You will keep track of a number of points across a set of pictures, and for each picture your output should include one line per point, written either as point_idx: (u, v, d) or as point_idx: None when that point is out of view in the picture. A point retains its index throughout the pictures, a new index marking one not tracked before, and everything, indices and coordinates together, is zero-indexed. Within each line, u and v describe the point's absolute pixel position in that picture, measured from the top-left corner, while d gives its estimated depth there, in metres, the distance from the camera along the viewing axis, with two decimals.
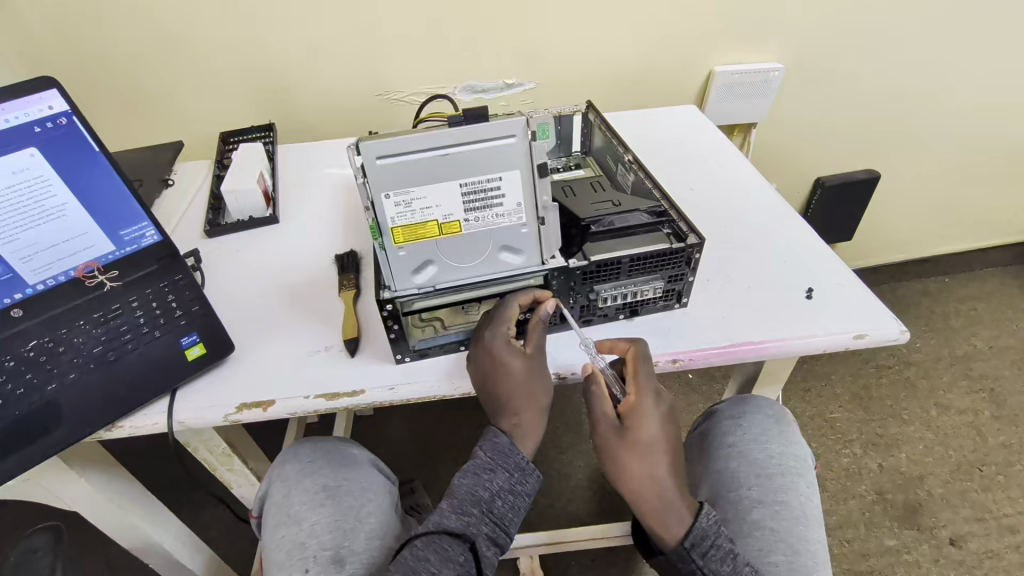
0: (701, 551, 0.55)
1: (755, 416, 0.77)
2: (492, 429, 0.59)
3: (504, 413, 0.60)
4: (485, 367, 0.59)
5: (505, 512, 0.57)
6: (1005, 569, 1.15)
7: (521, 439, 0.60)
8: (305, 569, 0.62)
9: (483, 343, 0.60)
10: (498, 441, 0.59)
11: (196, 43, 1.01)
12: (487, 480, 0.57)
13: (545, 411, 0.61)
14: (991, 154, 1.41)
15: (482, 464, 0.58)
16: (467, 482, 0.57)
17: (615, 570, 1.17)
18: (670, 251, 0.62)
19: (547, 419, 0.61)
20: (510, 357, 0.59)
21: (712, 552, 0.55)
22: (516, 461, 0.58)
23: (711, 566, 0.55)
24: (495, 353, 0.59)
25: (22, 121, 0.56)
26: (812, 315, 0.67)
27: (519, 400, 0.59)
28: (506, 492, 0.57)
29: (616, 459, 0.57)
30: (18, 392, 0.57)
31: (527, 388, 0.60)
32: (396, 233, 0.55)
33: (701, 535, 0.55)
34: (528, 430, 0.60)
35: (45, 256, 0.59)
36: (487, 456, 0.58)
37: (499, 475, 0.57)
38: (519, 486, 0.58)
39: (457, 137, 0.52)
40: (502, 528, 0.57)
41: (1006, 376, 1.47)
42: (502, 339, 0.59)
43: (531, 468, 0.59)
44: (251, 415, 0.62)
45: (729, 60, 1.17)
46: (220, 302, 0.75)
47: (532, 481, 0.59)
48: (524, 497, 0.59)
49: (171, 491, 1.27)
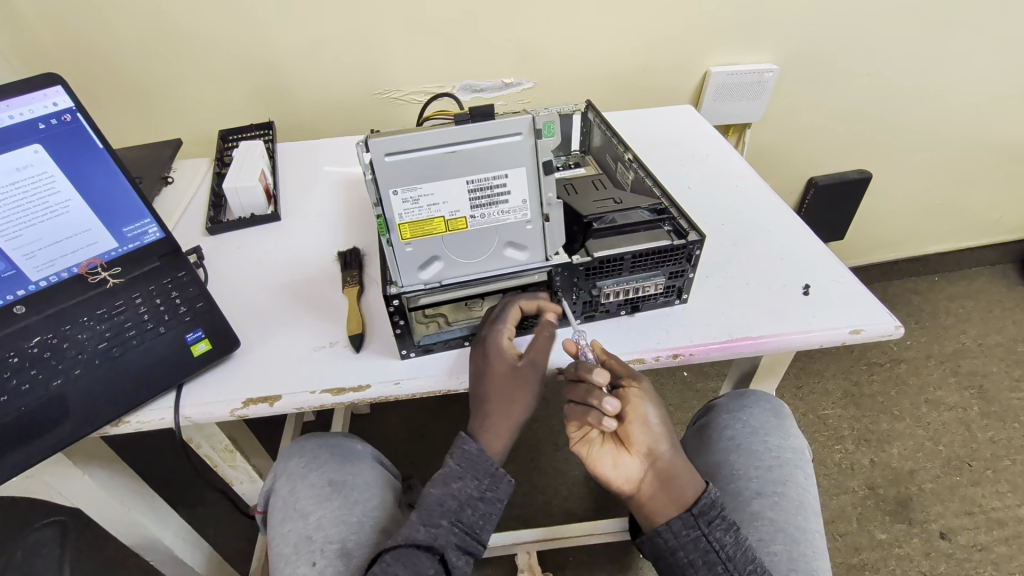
0: (708, 518, 0.57)
1: (754, 409, 0.78)
2: (461, 433, 0.59)
3: (478, 406, 0.60)
4: (476, 357, 0.61)
5: (476, 520, 0.57)
6: (993, 561, 1.18)
7: (486, 440, 0.59)
8: (312, 562, 0.62)
9: (478, 336, 0.62)
10: (468, 449, 0.58)
11: (197, 39, 1.01)
12: (456, 489, 0.57)
13: (519, 417, 0.60)
14: (981, 153, 1.43)
15: (451, 472, 0.58)
16: (437, 493, 0.57)
17: (613, 566, 1.18)
18: (671, 247, 0.63)
19: (521, 425, 0.61)
20: (496, 351, 0.60)
21: (717, 521, 0.57)
22: (486, 468, 0.58)
23: (716, 534, 0.57)
24: (486, 346, 0.60)
25: (27, 117, 0.57)
26: (808, 312, 0.68)
27: (495, 397, 0.59)
28: (476, 500, 0.57)
29: (656, 404, 0.60)
30: (24, 387, 0.57)
31: (506, 390, 0.60)
32: (403, 229, 0.56)
33: (709, 505, 0.57)
34: (495, 432, 0.59)
35: (49, 252, 0.60)
36: (456, 463, 0.58)
37: (468, 483, 0.57)
38: (490, 492, 0.58)
39: (463, 134, 0.52)
40: (473, 536, 0.57)
41: (994, 372, 1.50)
42: (494, 332, 0.61)
43: (502, 474, 0.58)
44: (258, 410, 0.62)
45: (725, 61, 1.18)
46: (223, 297, 0.75)
47: (504, 486, 0.58)
48: (496, 503, 0.58)
49: (169, 488, 1.27)
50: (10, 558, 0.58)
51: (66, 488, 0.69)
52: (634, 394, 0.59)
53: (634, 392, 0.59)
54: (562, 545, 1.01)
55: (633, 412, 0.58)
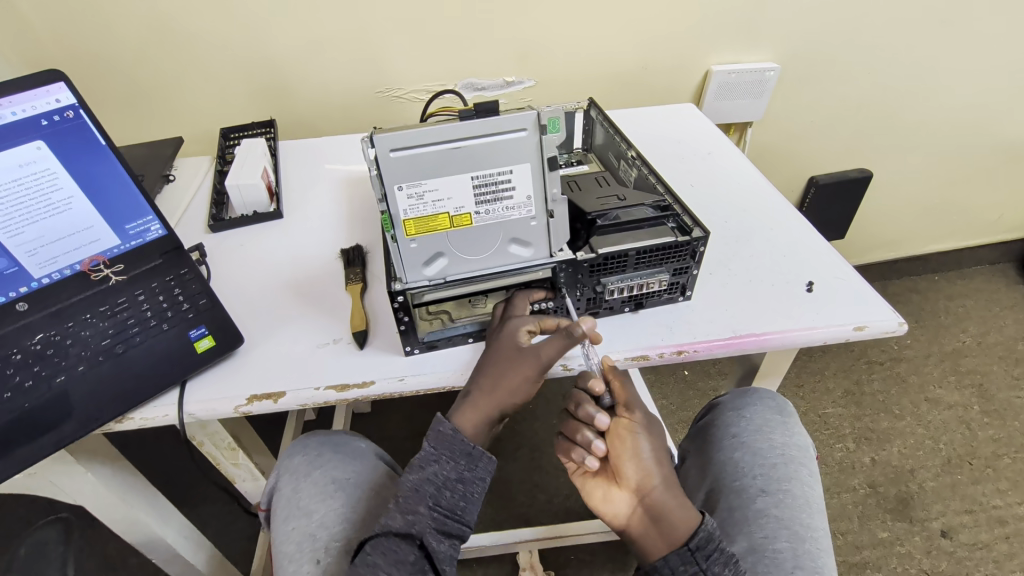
0: (706, 554, 0.55)
1: (758, 407, 0.78)
2: (438, 416, 0.59)
3: (470, 382, 0.60)
4: (491, 338, 0.62)
5: (456, 502, 0.56)
6: (995, 559, 1.18)
7: (459, 415, 0.59)
8: (315, 560, 0.62)
9: (496, 321, 0.63)
10: (442, 430, 0.58)
11: (197, 38, 1.01)
12: (432, 473, 0.56)
13: (503, 403, 0.59)
14: (981, 151, 1.43)
15: (427, 456, 0.57)
16: (413, 478, 0.56)
17: (614, 564, 1.18)
18: (675, 244, 0.63)
19: (500, 411, 0.59)
20: (507, 335, 0.60)
21: (716, 556, 0.55)
22: (462, 448, 0.57)
23: (714, 569, 0.54)
24: (502, 328, 0.61)
25: (30, 113, 0.57)
26: (811, 308, 0.68)
27: (483, 376, 0.59)
28: (454, 482, 0.57)
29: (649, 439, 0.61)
30: (26, 384, 0.57)
31: (498, 373, 0.59)
32: (408, 225, 0.56)
33: (707, 538, 0.55)
34: (470, 409, 0.59)
35: (51, 249, 0.60)
36: (432, 446, 0.58)
37: (444, 466, 0.57)
38: (467, 473, 0.57)
39: (468, 130, 0.53)
40: (454, 518, 0.56)
41: (994, 371, 1.50)
42: (513, 319, 0.62)
43: (480, 453, 0.58)
44: (261, 406, 0.62)
45: (726, 60, 1.18)
46: (227, 294, 0.75)
47: (484, 466, 0.58)
48: (476, 484, 0.58)
49: (171, 486, 1.26)
50: (14, 555, 0.58)
51: (69, 486, 0.69)
52: (625, 426, 0.61)
53: (624, 425, 0.61)
54: (562, 543, 1.01)
55: (624, 443, 0.60)
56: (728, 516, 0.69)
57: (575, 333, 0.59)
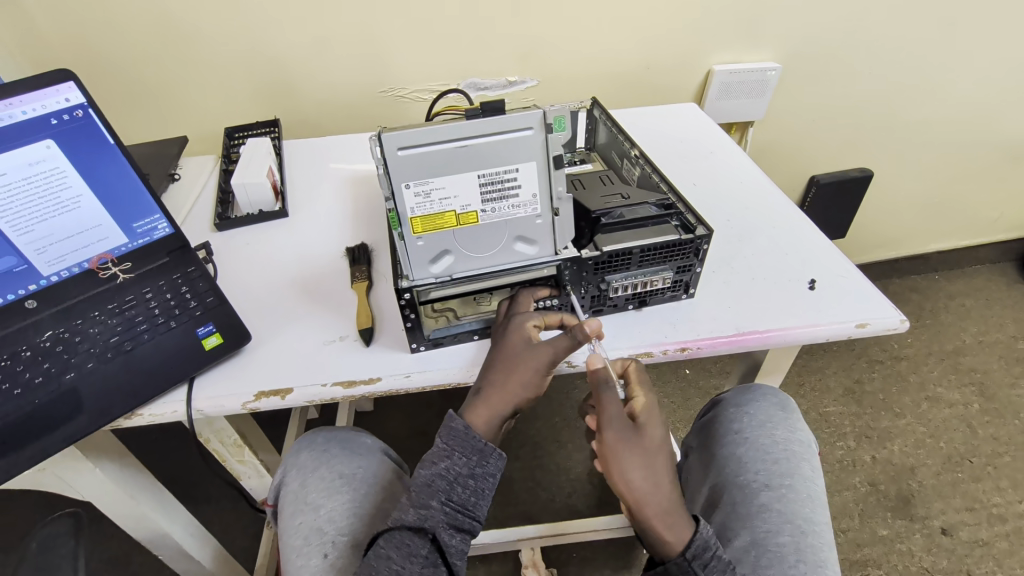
0: (702, 562, 0.55)
1: (761, 403, 0.79)
2: (450, 412, 0.59)
3: (479, 381, 0.61)
4: (497, 337, 0.62)
5: (467, 498, 0.57)
6: (995, 557, 1.18)
7: (472, 412, 0.59)
8: (323, 554, 0.63)
9: (502, 319, 0.63)
10: (454, 426, 0.59)
11: (202, 37, 1.01)
12: (444, 468, 0.57)
13: (512, 401, 0.59)
14: (982, 151, 1.44)
15: (439, 452, 0.58)
16: (426, 473, 0.57)
17: (616, 561, 1.19)
18: (679, 242, 0.63)
19: (510, 409, 0.59)
20: (514, 334, 0.61)
21: (713, 564, 0.55)
22: (474, 445, 0.58)
23: None
24: (508, 327, 0.62)
25: (40, 112, 0.57)
26: (813, 306, 0.68)
27: (492, 373, 0.60)
28: (465, 477, 0.57)
29: (631, 462, 0.55)
30: (37, 381, 0.58)
31: (507, 371, 0.60)
32: (414, 223, 0.56)
33: (703, 547, 0.55)
34: (482, 406, 0.59)
35: (60, 247, 0.60)
36: (444, 442, 0.58)
37: (456, 461, 0.57)
38: (479, 469, 0.58)
39: (475, 129, 0.53)
40: (465, 514, 0.57)
41: (994, 369, 1.51)
42: (518, 318, 0.62)
43: (492, 449, 0.59)
44: (269, 402, 0.63)
45: (728, 60, 1.19)
46: (234, 292, 0.76)
47: (495, 462, 0.59)
48: (487, 479, 0.58)
49: (175, 484, 1.27)
50: (25, 549, 0.58)
51: (77, 481, 0.70)
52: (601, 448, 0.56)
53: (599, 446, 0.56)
54: (564, 540, 1.02)
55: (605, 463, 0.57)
56: (731, 510, 0.70)
57: (579, 334, 0.60)
